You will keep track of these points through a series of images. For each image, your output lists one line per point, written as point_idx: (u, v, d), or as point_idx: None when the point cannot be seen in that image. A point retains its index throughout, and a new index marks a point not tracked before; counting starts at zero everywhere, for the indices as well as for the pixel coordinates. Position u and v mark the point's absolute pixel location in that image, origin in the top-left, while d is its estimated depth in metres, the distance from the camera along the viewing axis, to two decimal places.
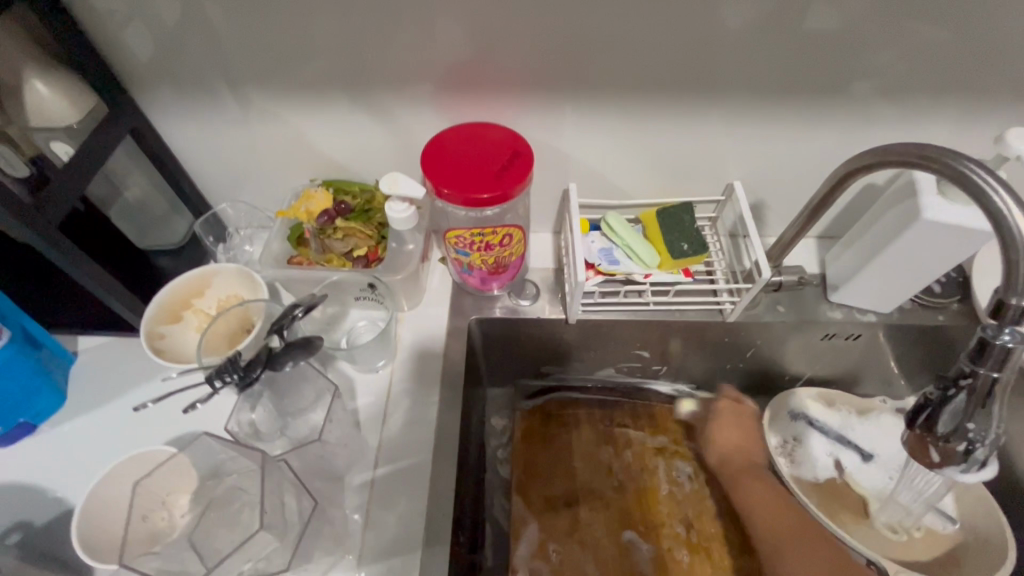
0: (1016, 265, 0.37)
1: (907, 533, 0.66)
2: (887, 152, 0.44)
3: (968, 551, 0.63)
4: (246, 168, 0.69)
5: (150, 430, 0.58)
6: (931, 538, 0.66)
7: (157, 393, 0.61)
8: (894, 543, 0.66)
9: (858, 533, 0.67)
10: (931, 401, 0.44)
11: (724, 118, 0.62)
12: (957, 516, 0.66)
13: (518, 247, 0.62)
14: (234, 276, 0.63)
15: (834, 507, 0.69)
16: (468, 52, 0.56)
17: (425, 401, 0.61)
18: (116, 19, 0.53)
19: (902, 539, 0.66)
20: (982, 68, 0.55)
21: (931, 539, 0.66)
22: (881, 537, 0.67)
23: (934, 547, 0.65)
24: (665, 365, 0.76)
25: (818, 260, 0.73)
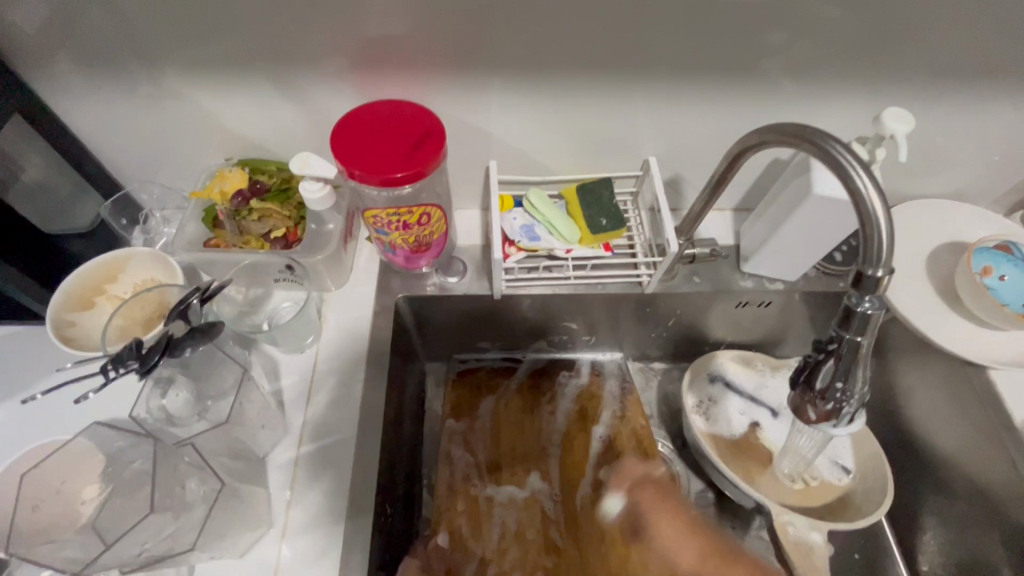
0: (870, 239, 0.42)
1: (803, 482, 0.73)
2: (771, 132, 0.47)
3: (855, 498, 0.71)
4: (156, 145, 0.66)
5: (60, 423, 0.57)
6: (825, 486, 0.73)
7: (52, 383, 0.59)
8: (791, 491, 0.72)
9: (761, 482, 0.73)
10: (808, 362, 0.48)
11: (641, 93, 0.63)
12: (851, 469, 0.73)
13: (439, 225, 0.63)
14: (148, 259, 0.62)
15: (742, 460, 0.74)
16: (376, 28, 0.55)
17: (350, 380, 0.61)
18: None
19: (797, 486, 0.73)
20: (880, 45, 0.58)
21: (824, 487, 0.73)
22: (781, 485, 0.73)
23: (825, 493, 0.72)
24: (594, 335, 0.80)
25: (733, 232, 0.76)
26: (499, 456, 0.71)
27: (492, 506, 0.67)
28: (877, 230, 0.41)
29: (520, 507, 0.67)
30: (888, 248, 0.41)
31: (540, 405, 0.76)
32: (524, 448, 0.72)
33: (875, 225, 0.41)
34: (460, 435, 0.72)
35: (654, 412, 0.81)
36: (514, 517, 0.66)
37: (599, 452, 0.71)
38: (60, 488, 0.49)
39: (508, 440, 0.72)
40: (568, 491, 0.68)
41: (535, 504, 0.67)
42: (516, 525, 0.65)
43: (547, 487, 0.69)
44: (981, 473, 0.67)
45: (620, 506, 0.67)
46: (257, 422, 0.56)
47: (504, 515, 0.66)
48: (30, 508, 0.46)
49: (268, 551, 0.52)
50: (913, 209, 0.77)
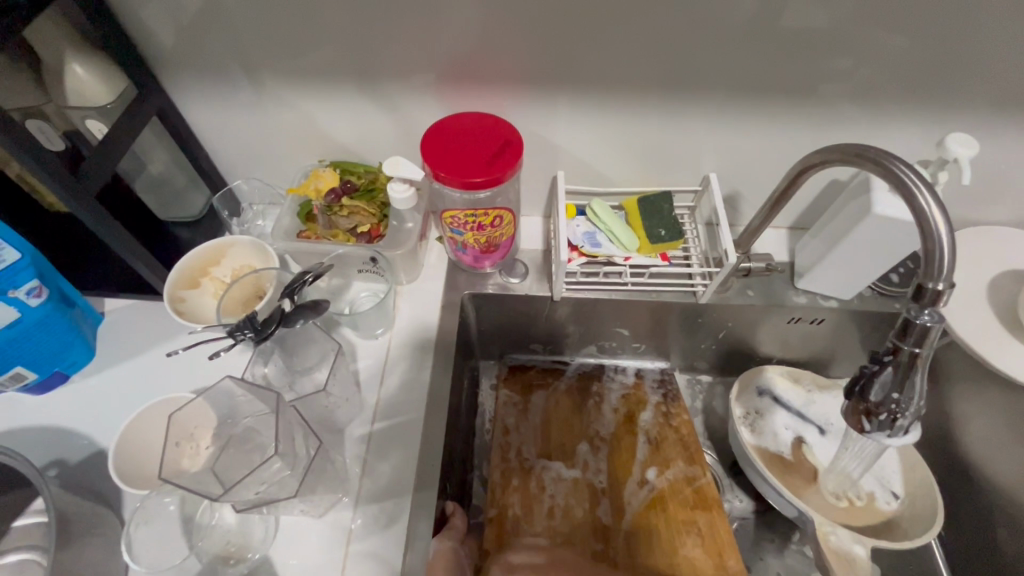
0: (931, 254, 0.44)
1: (847, 500, 0.73)
2: (834, 152, 0.50)
3: (904, 521, 0.70)
4: (260, 146, 0.74)
5: (169, 385, 0.65)
6: (872, 506, 0.73)
7: (189, 342, 0.67)
8: (836, 508, 0.73)
9: (806, 496, 0.73)
10: (864, 373, 0.50)
11: (705, 112, 0.66)
12: (901, 493, 0.73)
13: (509, 228, 0.68)
14: (249, 247, 0.69)
15: (787, 474, 0.75)
16: (466, 48, 0.61)
17: (419, 367, 0.67)
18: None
19: (842, 504, 0.73)
20: (946, 72, 0.60)
21: (870, 507, 0.72)
22: (826, 502, 0.73)
23: (872, 513, 0.72)
24: (644, 343, 0.83)
25: (788, 250, 0.78)
26: (549, 446, 0.75)
27: (543, 486, 0.71)
28: (938, 246, 0.44)
29: (568, 488, 0.71)
30: (950, 262, 0.43)
31: (588, 406, 0.79)
32: (572, 441, 0.75)
33: (937, 241, 0.44)
34: (515, 427, 0.77)
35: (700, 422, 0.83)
36: (563, 495, 0.70)
37: (646, 451, 0.74)
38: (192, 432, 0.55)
39: (558, 437, 0.76)
40: (615, 486, 0.71)
41: (582, 489, 0.71)
42: (564, 504, 0.70)
43: (595, 475, 0.72)
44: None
45: (665, 502, 0.69)
46: (341, 396, 0.61)
47: (554, 494, 0.70)
48: (172, 444, 0.52)
49: (343, 516, 0.57)
50: (974, 236, 0.77)
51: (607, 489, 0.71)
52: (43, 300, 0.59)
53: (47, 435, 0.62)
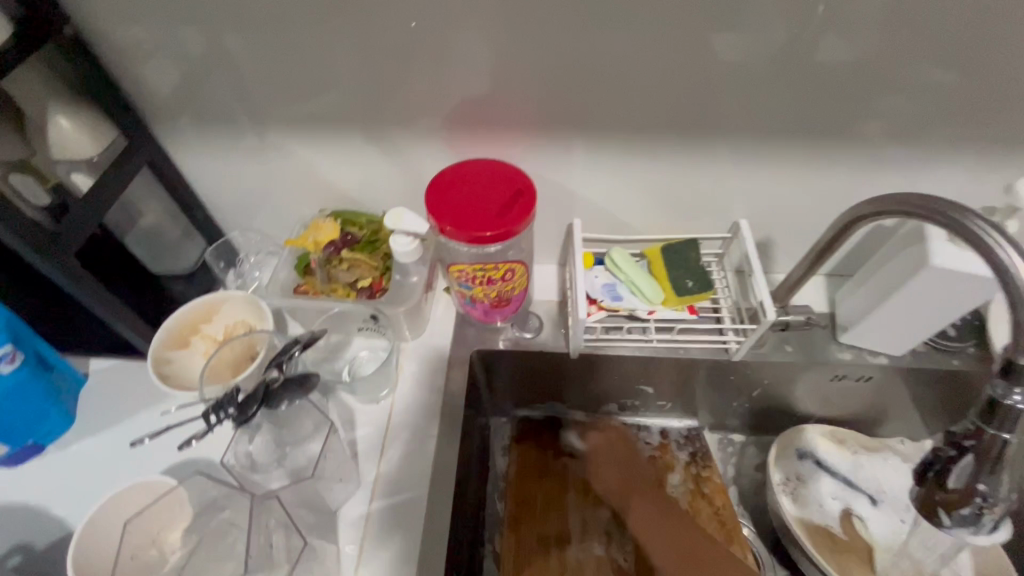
0: (1022, 325, 0.37)
1: None
2: (890, 203, 0.44)
3: None
4: (258, 195, 0.70)
5: (148, 458, 0.59)
6: None
7: (157, 428, 0.61)
8: None
9: None
10: (940, 457, 0.43)
11: (733, 154, 0.61)
12: None
13: (521, 281, 0.62)
14: (243, 303, 0.64)
15: (839, 554, 0.66)
16: (473, 91, 0.57)
17: (424, 435, 0.60)
18: (137, 44, 0.54)
19: None
20: (1002, 109, 0.54)
21: None
22: None
23: None
24: (671, 401, 0.76)
25: (827, 299, 0.72)
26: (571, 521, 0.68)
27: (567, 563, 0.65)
28: None
29: (594, 565, 0.65)
30: None
31: (611, 473, 0.73)
32: (597, 514, 0.69)
33: None
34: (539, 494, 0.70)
35: (734, 489, 0.74)
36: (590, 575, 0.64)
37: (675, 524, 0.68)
38: (155, 535, 0.51)
39: (580, 509, 0.69)
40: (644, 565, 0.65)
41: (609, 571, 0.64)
42: None
43: (621, 552, 0.66)
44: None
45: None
46: (334, 474, 0.55)
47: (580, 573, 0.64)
48: (128, 557, 0.47)
49: None
50: None
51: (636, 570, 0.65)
52: (18, 365, 0.55)
53: (16, 514, 0.56)
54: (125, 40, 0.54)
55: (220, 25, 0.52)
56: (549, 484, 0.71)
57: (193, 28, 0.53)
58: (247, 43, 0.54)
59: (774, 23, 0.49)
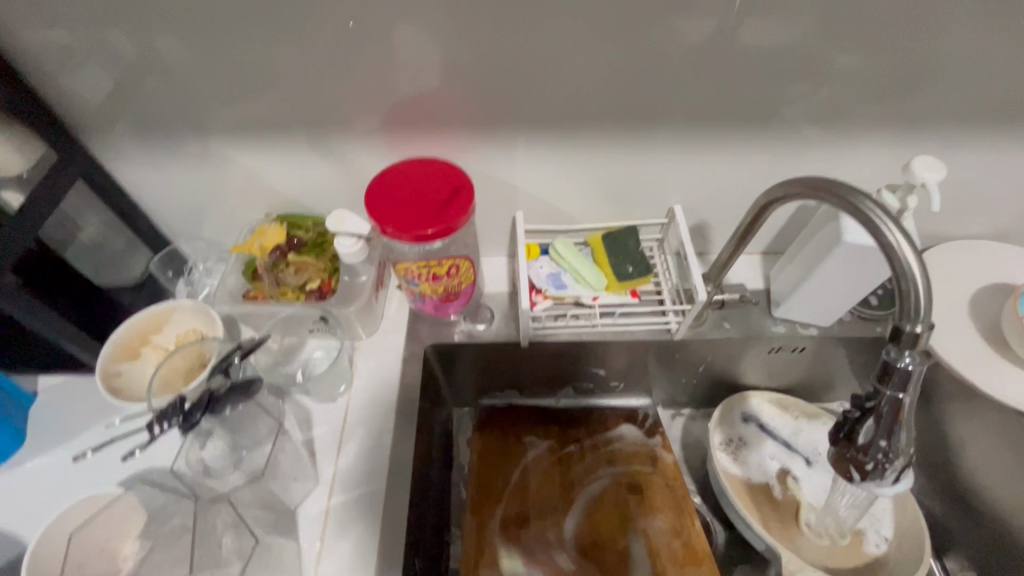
0: (907, 294, 0.41)
1: (829, 539, 0.70)
2: (797, 185, 0.47)
3: (887, 566, 0.67)
4: (202, 201, 0.70)
5: (103, 471, 0.60)
6: (856, 547, 0.69)
7: (99, 440, 0.61)
8: (818, 549, 0.69)
9: (786, 539, 0.69)
10: (849, 417, 0.47)
11: (664, 143, 0.64)
12: (890, 535, 0.69)
13: (467, 275, 0.64)
14: (191, 311, 0.64)
15: (770, 511, 0.71)
16: (408, 92, 0.58)
17: (380, 429, 0.62)
18: (56, 54, 0.53)
19: (825, 543, 0.69)
20: (905, 91, 0.58)
21: (855, 549, 0.69)
22: (809, 544, 0.69)
23: (856, 556, 0.68)
24: (623, 382, 0.80)
25: (762, 276, 0.76)
26: (524, 503, 0.70)
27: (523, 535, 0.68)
28: (913, 285, 0.40)
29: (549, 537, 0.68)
30: (927, 303, 0.40)
31: (568, 454, 0.76)
32: (553, 493, 0.72)
33: (911, 279, 0.40)
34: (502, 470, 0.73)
35: (685, 461, 0.79)
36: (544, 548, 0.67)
37: (628, 501, 0.71)
38: (105, 543, 0.52)
39: (534, 486, 0.72)
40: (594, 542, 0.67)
41: (562, 547, 0.67)
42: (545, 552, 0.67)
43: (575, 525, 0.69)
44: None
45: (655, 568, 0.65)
46: (289, 473, 0.58)
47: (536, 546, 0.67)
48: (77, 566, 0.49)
49: None
50: (951, 251, 0.74)
51: (586, 546, 0.67)
52: None
53: None
54: (45, 49, 0.53)
55: (146, 31, 0.52)
56: (513, 461, 0.74)
57: (116, 34, 0.52)
58: (174, 49, 0.53)
59: (693, 14, 0.51)
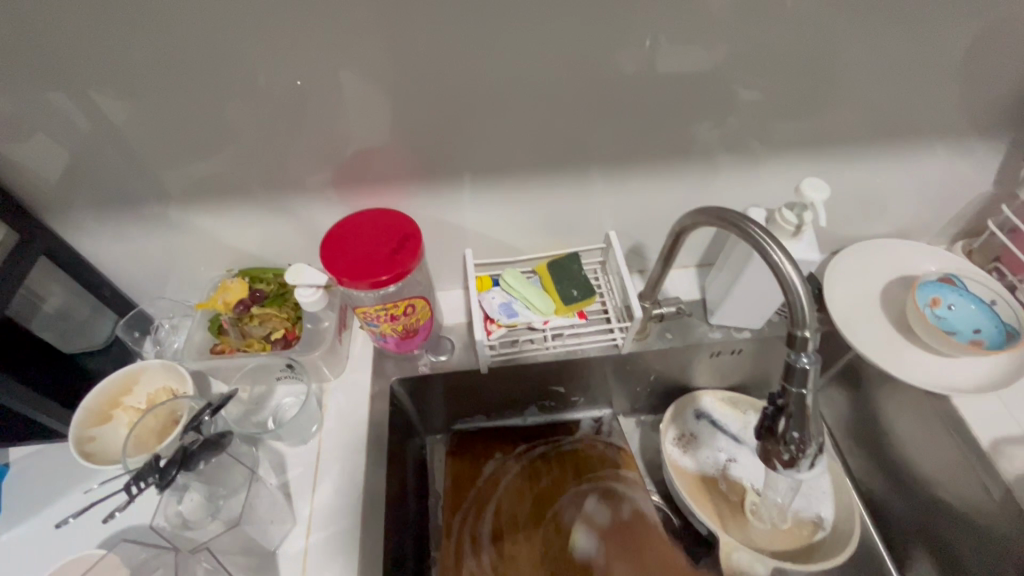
0: (793, 303, 0.47)
1: (772, 524, 0.76)
2: (699, 214, 0.54)
3: (823, 546, 0.74)
4: (165, 261, 0.73)
5: (77, 536, 0.62)
6: (796, 530, 0.76)
7: (78, 507, 0.64)
8: (763, 532, 0.76)
9: (733, 526, 0.76)
10: (767, 413, 0.53)
11: (591, 178, 0.71)
12: (828, 518, 0.76)
13: (424, 313, 0.69)
14: (162, 370, 0.67)
15: (718, 500, 0.79)
16: (353, 150, 0.63)
17: (354, 466, 0.66)
18: (13, 141, 0.57)
19: (768, 526, 0.76)
20: (793, 120, 0.66)
21: (796, 530, 0.76)
22: (755, 528, 0.76)
23: (795, 538, 0.75)
24: (582, 396, 0.85)
25: (699, 287, 0.82)
26: (500, 521, 0.74)
27: (494, 541, 0.72)
28: (796, 295, 0.47)
29: (521, 540, 0.73)
30: (809, 310, 0.47)
31: (540, 471, 0.80)
32: (526, 508, 0.76)
33: (793, 291, 0.47)
34: (481, 485, 0.78)
35: (642, 463, 0.86)
36: (516, 552, 0.71)
37: (590, 506, 0.76)
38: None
39: (507, 500, 0.76)
40: (565, 555, 0.71)
41: (537, 559, 0.71)
42: (514, 554, 0.71)
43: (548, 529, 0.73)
44: (958, 486, 0.69)
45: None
46: (267, 516, 0.60)
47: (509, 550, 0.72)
48: None
49: None
50: (868, 249, 0.82)
51: (557, 558, 0.71)
52: None
53: None
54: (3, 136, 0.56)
55: (102, 112, 0.56)
56: (487, 474, 0.79)
57: (73, 118, 0.56)
58: (132, 125, 0.57)
59: (605, 63, 0.58)
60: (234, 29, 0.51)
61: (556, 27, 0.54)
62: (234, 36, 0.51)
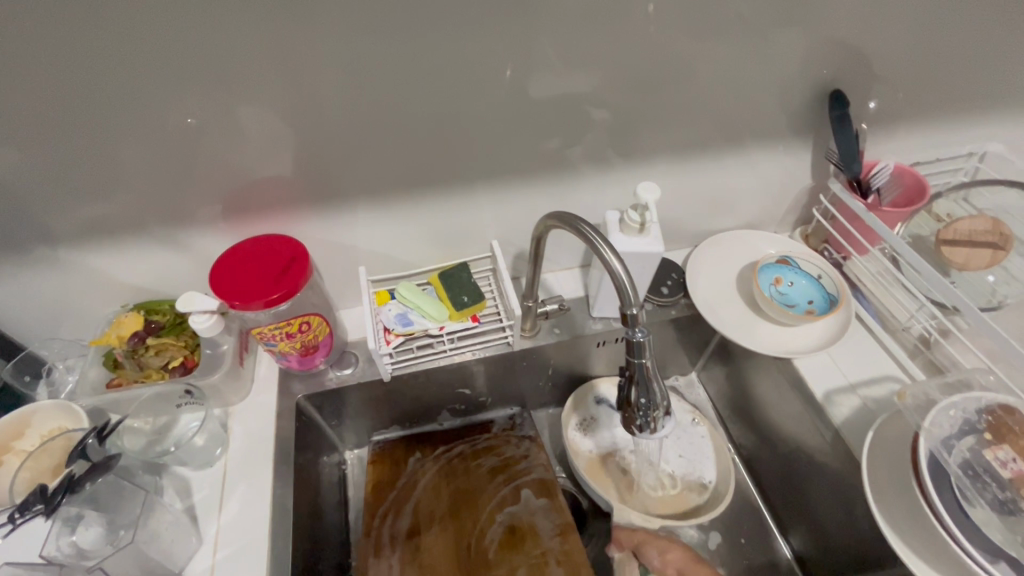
0: (622, 286, 0.56)
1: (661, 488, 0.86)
2: (549, 218, 0.62)
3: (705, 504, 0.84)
4: (53, 302, 0.73)
5: None
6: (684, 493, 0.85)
7: None
8: (654, 497, 0.85)
9: (629, 495, 0.85)
10: (622, 385, 0.61)
11: (469, 195, 0.78)
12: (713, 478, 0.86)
13: (321, 329, 0.73)
14: (53, 410, 0.67)
15: (616, 474, 0.87)
16: (236, 183, 0.68)
17: (259, 482, 0.68)
18: None
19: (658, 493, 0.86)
20: (636, 136, 0.76)
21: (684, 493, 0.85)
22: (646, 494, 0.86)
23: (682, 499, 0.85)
24: (489, 395, 0.91)
25: (582, 285, 0.91)
26: (416, 518, 0.77)
27: (415, 537, 0.75)
28: (623, 280, 0.56)
29: (441, 533, 0.76)
30: (635, 291, 0.56)
31: (457, 469, 0.84)
32: (442, 505, 0.79)
33: (620, 276, 0.56)
34: (401, 487, 0.82)
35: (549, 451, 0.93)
36: (436, 544, 0.75)
37: (506, 495, 0.80)
38: None
39: (423, 499, 0.80)
40: (479, 544, 0.74)
41: (452, 551, 0.74)
42: (434, 545, 0.74)
43: (467, 521, 0.77)
44: (803, 435, 0.81)
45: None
46: (171, 537, 0.62)
47: (429, 544, 0.75)
48: None
49: None
50: (721, 241, 0.95)
51: (473, 547, 0.74)
52: None
53: None
54: None
55: None
56: (407, 476, 0.83)
57: None
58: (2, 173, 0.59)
59: (460, 96, 0.65)
60: (106, 79, 0.54)
61: (410, 67, 0.61)
62: (109, 82, 0.55)
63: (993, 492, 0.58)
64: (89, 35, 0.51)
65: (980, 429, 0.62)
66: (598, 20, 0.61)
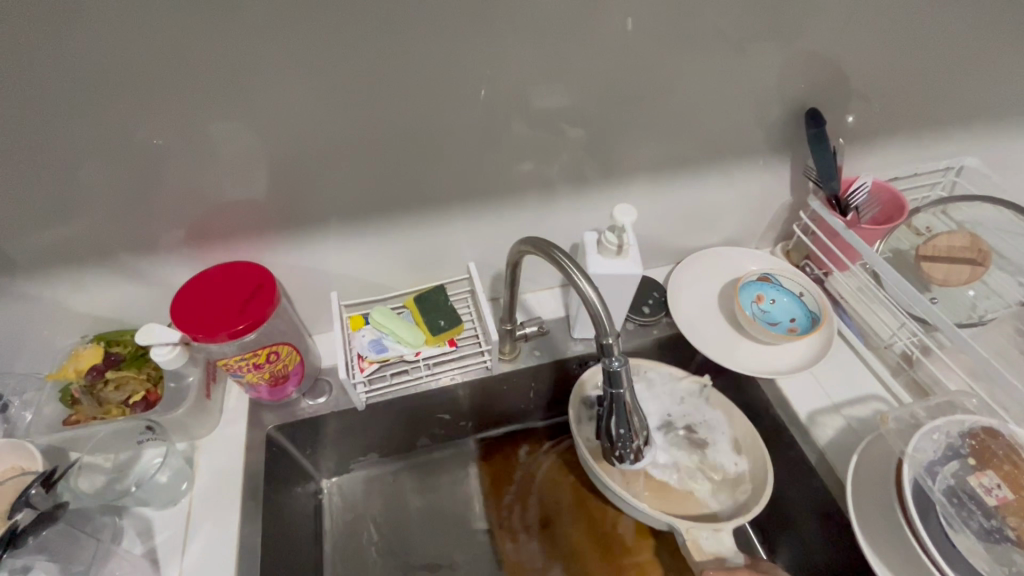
0: (598, 315, 0.54)
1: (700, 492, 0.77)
2: (522, 243, 0.61)
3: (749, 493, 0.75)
4: (8, 335, 0.70)
5: None
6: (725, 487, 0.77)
7: None
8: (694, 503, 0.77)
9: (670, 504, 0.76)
10: (602, 414, 0.59)
11: (444, 217, 0.76)
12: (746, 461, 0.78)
13: (292, 357, 0.71)
14: (4, 448, 0.63)
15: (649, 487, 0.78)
16: (199, 210, 0.65)
17: (226, 521, 0.66)
18: None
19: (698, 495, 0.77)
20: (611, 156, 0.75)
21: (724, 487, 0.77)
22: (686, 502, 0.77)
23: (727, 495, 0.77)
24: (471, 420, 0.89)
25: (563, 305, 0.90)
26: (546, 508, 0.85)
27: (552, 526, 0.83)
28: (598, 308, 0.54)
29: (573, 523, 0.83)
30: (611, 320, 0.54)
31: (571, 461, 0.89)
32: (532, 514, 0.84)
33: (595, 305, 0.54)
34: (517, 484, 0.87)
35: None
36: (574, 532, 0.83)
37: None
38: None
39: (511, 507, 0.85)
40: (613, 533, 0.82)
41: (588, 540, 0.82)
42: (573, 534, 0.83)
43: (592, 513, 0.84)
44: (789, 456, 0.80)
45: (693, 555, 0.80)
46: None
47: (565, 532, 0.83)
48: None
49: None
50: (702, 259, 0.94)
51: (607, 535, 0.82)
52: None
53: None
54: None
55: None
56: (524, 472, 0.88)
57: None
58: None
59: (429, 120, 0.64)
60: (54, 107, 0.52)
61: (376, 92, 0.59)
62: (63, 108, 0.52)
63: (978, 521, 0.57)
64: (39, 60, 0.49)
65: (963, 454, 0.61)
66: (571, 41, 0.60)
